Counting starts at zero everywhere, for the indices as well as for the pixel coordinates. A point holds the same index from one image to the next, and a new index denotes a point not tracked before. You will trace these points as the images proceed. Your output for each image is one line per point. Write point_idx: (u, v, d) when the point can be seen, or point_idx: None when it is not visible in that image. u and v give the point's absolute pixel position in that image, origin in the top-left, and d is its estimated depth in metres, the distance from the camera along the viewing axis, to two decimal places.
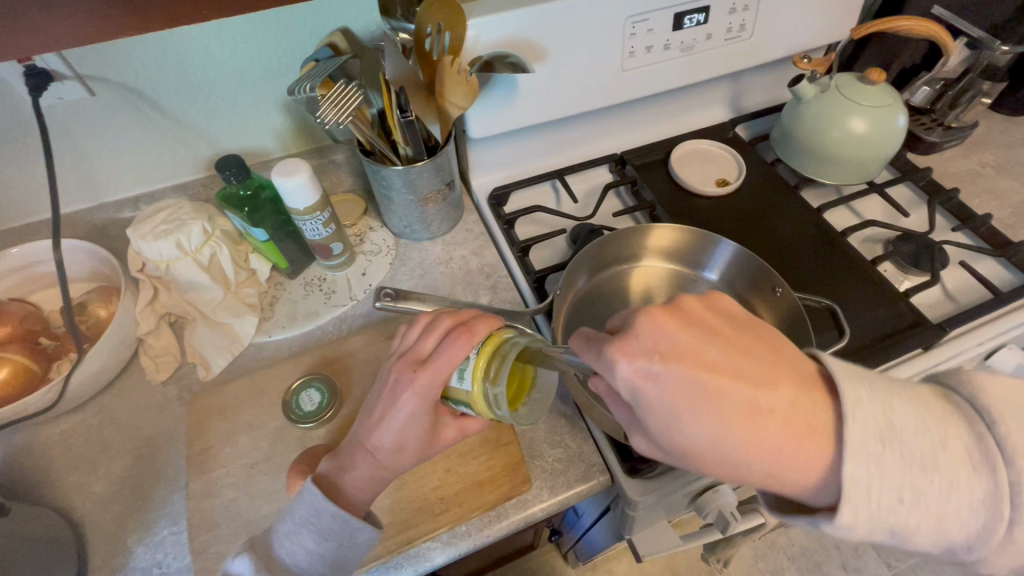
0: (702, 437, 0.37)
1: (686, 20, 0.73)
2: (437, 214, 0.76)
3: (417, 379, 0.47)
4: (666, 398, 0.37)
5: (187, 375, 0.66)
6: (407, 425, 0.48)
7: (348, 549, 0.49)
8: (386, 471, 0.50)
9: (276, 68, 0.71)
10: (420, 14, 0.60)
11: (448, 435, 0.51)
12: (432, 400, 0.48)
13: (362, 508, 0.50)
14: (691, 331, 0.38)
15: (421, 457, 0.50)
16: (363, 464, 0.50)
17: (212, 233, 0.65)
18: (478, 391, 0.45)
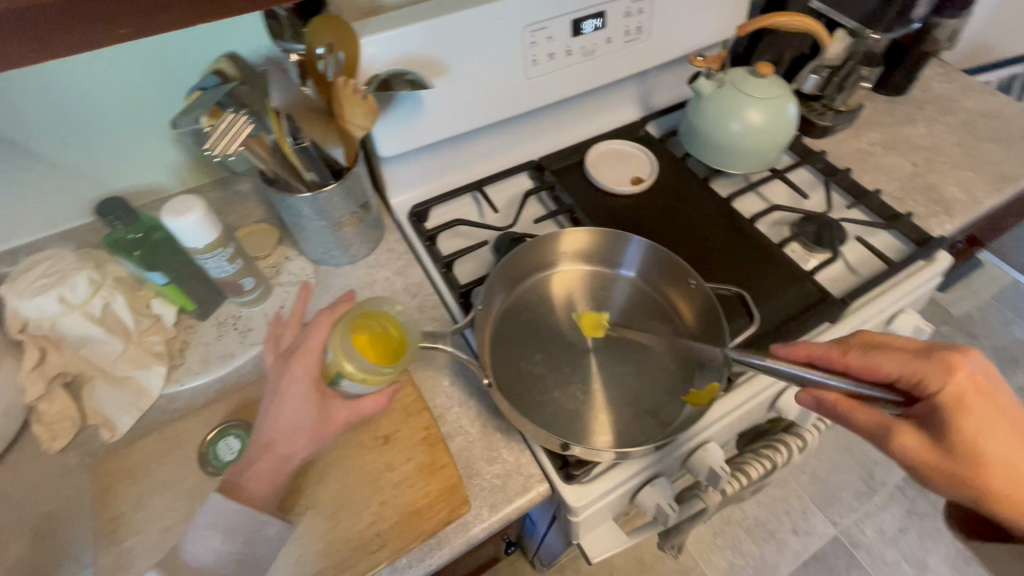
0: (963, 443, 0.42)
1: (583, 25, 0.74)
2: (355, 237, 0.73)
3: (298, 355, 0.52)
4: (996, 402, 0.42)
5: (91, 438, 0.61)
6: (297, 408, 0.50)
7: (257, 545, 0.49)
8: (285, 462, 0.51)
9: (161, 98, 0.67)
10: (309, 36, 0.59)
11: (340, 417, 0.51)
12: (315, 377, 0.51)
13: (270, 504, 0.51)
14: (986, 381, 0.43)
15: (317, 445, 0.51)
16: (263, 459, 0.50)
17: (101, 283, 0.61)
18: (348, 363, 0.52)
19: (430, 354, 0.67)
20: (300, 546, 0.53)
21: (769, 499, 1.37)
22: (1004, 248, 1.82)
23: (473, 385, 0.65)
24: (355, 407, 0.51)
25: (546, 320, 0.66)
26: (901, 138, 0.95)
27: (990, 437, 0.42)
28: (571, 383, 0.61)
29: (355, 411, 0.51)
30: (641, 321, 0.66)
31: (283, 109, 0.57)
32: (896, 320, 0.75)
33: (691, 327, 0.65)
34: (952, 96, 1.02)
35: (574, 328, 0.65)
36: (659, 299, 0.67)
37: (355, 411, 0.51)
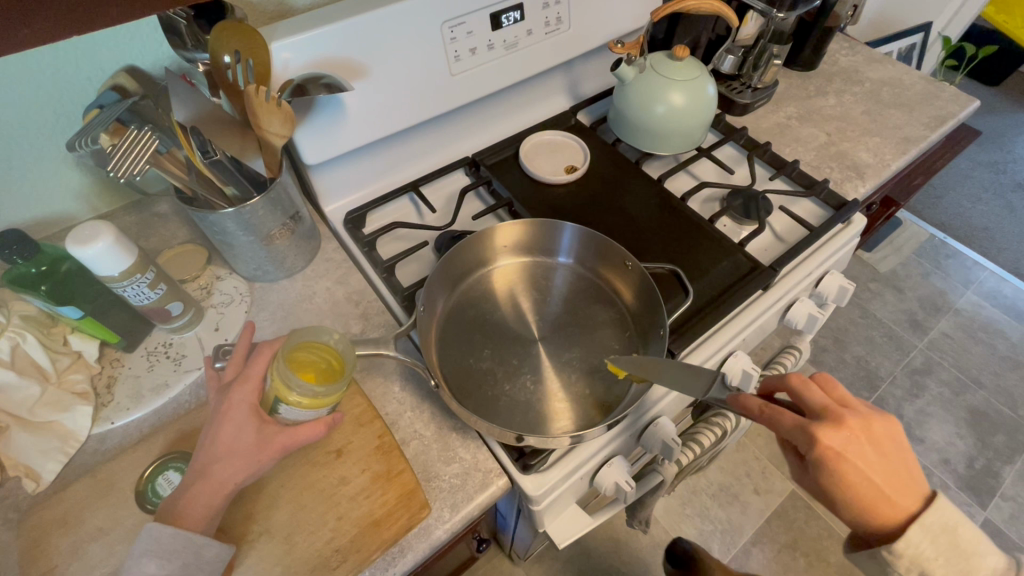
0: (820, 488, 0.52)
1: (503, 18, 0.74)
2: (289, 249, 0.71)
3: (238, 382, 0.52)
4: (843, 463, 0.49)
5: (12, 491, 0.56)
6: (236, 430, 0.50)
7: (197, 568, 0.47)
8: (222, 487, 0.49)
9: (58, 119, 0.63)
10: (212, 42, 0.54)
11: (278, 444, 0.50)
12: (258, 403, 0.52)
13: (209, 526, 0.49)
14: (837, 445, 0.49)
15: (252, 468, 0.50)
16: (199, 486, 0.49)
17: (7, 324, 0.59)
18: (289, 388, 0.50)
19: (378, 361, 0.66)
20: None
21: (730, 464, 1.43)
22: (920, 206, 1.97)
23: (426, 387, 0.64)
24: (291, 436, 0.51)
25: (491, 315, 0.66)
26: (815, 110, 1.01)
27: (843, 492, 0.50)
28: (521, 375, 0.61)
29: (289, 438, 0.51)
30: (584, 306, 0.67)
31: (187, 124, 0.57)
32: (822, 282, 0.80)
33: (632, 307, 0.66)
34: (857, 68, 1.08)
35: (519, 320, 0.66)
36: (600, 284, 0.69)
37: (289, 443, 0.51)
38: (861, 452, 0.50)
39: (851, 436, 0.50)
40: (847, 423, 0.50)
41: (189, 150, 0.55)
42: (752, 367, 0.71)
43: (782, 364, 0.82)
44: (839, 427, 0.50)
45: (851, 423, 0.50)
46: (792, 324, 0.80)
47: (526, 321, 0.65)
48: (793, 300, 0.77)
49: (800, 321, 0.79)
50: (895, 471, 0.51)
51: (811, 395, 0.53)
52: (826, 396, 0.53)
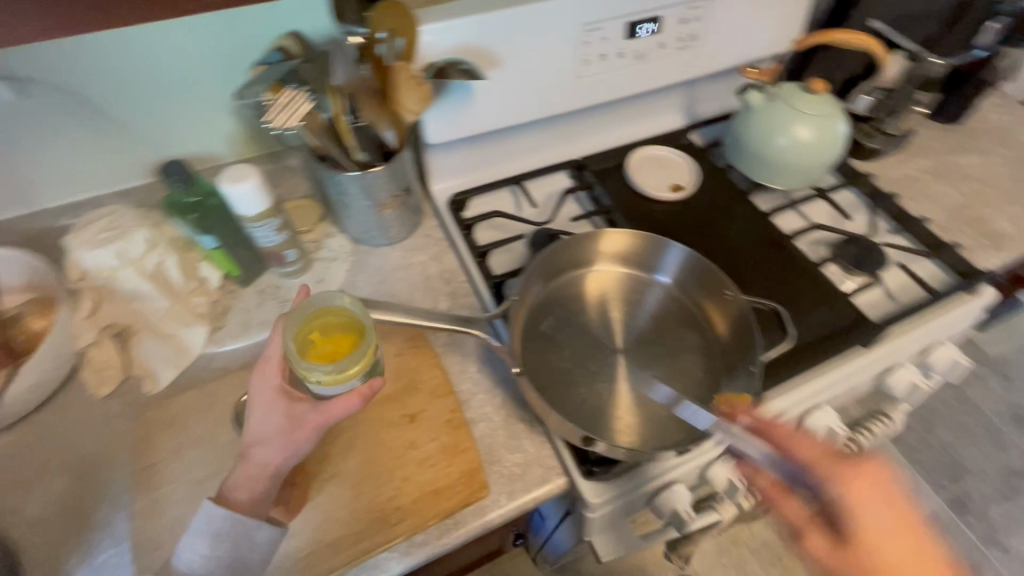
0: (860, 542, 0.46)
1: (638, 29, 0.74)
2: (395, 220, 0.75)
3: (260, 364, 0.53)
4: (896, 513, 0.46)
5: (133, 388, 0.64)
6: (265, 412, 0.51)
7: (247, 549, 0.49)
8: (263, 468, 0.50)
9: (228, 70, 0.68)
10: (373, 17, 0.59)
11: (310, 420, 0.50)
12: (283, 386, 0.52)
13: (262, 509, 0.51)
14: (859, 490, 0.46)
15: (291, 448, 0.50)
16: (242, 468, 0.50)
17: (156, 241, 0.64)
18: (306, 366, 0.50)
19: (458, 340, 0.69)
20: (322, 512, 0.55)
21: (778, 523, 1.35)
22: None
23: (503, 373, 0.66)
24: (322, 411, 0.49)
25: (577, 318, 0.66)
26: (953, 167, 0.93)
27: (860, 554, 0.46)
28: (597, 382, 0.61)
29: (322, 414, 0.49)
30: (671, 327, 0.66)
31: (342, 87, 0.60)
32: (933, 352, 0.73)
33: (723, 338, 0.64)
34: (1010, 128, 0.99)
35: (604, 328, 0.65)
36: (691, 307, 0.67)
37: (322, 415, 0.50)
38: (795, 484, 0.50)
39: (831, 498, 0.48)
40: (869, 473, 0.47)
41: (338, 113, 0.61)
42: (838, 426, 0.68)
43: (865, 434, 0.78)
44: (862, 472, 0.47)
45: (874, 472, 0.47)
46: (890, 390, 0.74)
47: (611, 331, 0.65)
48: (897, 365, 0.71)
49: (900, 389, 0.73)
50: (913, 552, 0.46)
51: (801, 447, 0.49)
52: (812, 447, 0.49)
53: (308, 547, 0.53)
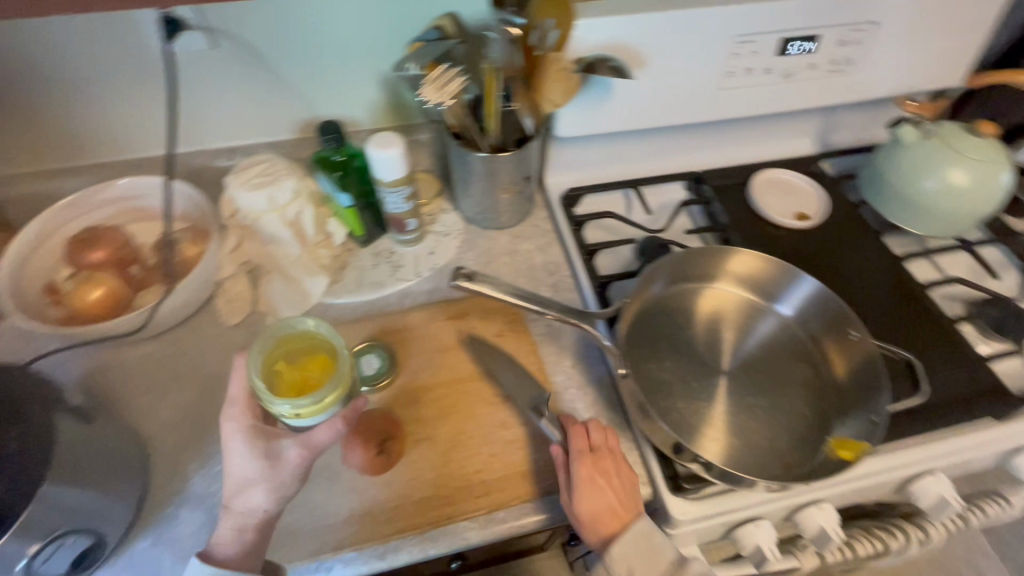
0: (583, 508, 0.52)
1: (792, 46, 0.71)
2: (510, 205, 0.77)
3: (225, 410, 0.52)
4: (600, 486, 0.53)
5: (256, 322, 0.70)
6: (240, 459, 0.51)
7: None
8: (248, 516, 0.51)
9: (388, 44, 0.71)
10: (534, 8, 0.61)
11: (291, 457, 0.51)
12: (257, 423, 0.52)
13: (256, 560, 0.51)
14: (594, 464, 0.54)
15: (275, 492, 0.51)
16: (224, 520, 0.51)
17: (301, 192, 0.68)
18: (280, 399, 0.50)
19: (556, 332, 0.69)
20: (412, 470, 0.57)
21: None
22: None
23: (599, 372, 0.66)
24: (309, 439, 0.51)
25: (684, 332, 0.64)
26: None
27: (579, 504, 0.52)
28: (697, 399, 0.60)
29: (311, 446, 0.51)
30: (782, 359, 0.63)
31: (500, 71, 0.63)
32: None
33: (841, 381, 0.61)
34: None
35: (710, 347, 0.64)
36: (805, 341, 0.64)
37: (308, 443, 0.51)
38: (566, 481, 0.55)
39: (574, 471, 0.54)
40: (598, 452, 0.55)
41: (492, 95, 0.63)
42: (952, 496, 0.61)
43: (982, 510, 0.71)
44: (598, 455, 0.55)
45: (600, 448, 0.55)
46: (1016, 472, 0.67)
47: (717, 351, 0.63)
48: None
49: None
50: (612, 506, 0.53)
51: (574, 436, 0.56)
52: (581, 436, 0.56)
53: (398, 500, 0.56)
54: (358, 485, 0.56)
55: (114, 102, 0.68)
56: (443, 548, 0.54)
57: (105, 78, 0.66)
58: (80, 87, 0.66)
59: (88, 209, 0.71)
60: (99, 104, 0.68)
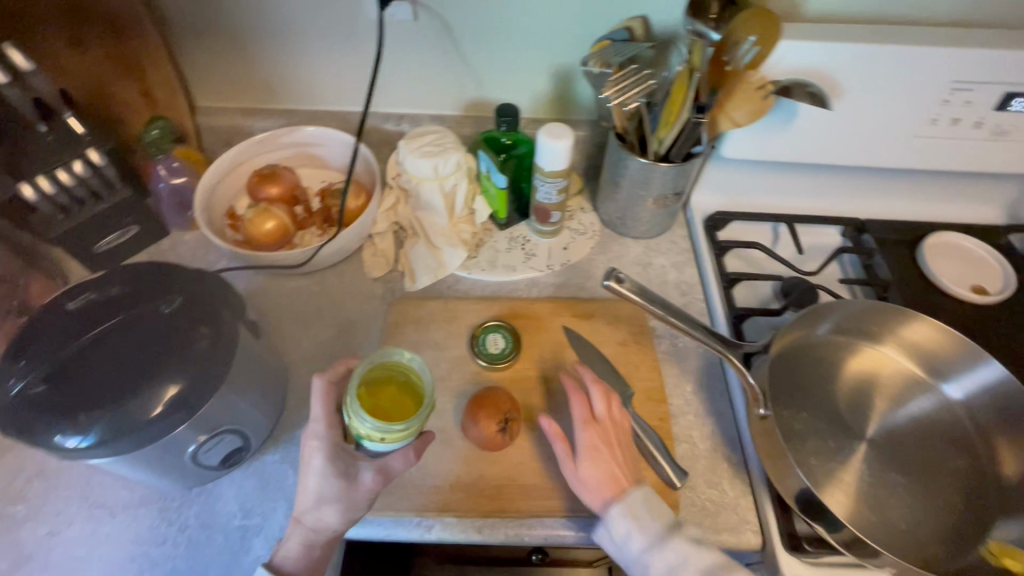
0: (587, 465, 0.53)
1: (1016, 102, 0.64)
2: (654, 217, 0.76)
3: (308, 428, 0.52)
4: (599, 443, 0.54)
5: (394, 280, 0.74)
6: (317, 478, 0.50)
7: None
8: (318, 533, 0.51)
9: (572, 40, 0.72)
10: (736, 23, 0.59)
11: (367, 483, 0.51)
12: (335, 443, 0.51)
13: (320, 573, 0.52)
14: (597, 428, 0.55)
15: (346, 513, 0.51)
16: (295, 532, 0.51)
17: (463, 167, 0.70)
18: (366, 418, 0.46)
19: (680, 354, 0.67)
20: (521, 455, 0.58)
21: None
22: None
23: (721, 406, 0.63)
24: (385, 467, 0.51)
25: (828, 387, 0.60)
26: None
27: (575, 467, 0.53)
28: (832, 462, 0.55)
29: (386, 470, 0.51)
30: (937, 443, 0.58)
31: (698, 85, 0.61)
32: None
33: (1009, 484, 0.54)
34: None
35: (855, 410, 0.59)
36: (969, 428, 0.58)
37: (383, 470, 0.51)
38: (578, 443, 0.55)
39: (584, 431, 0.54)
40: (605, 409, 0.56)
41: (680, 107, 0.63)
42: None
43: None
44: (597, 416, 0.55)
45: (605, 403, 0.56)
46: None
47: (862, 416, 0.58)
48: None
49: None
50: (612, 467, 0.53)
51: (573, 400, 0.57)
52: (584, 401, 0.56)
53: (505, 480, 0.57)
54: (469, 455, 0.58)
55: (314, 58, 0.75)
56: (539, 538, 0.55)
57: (313, 36, 0.72)
58: (291, 40, 0.73)
59: (272, 149, 0.78)
60: (300, 58, 0.75)
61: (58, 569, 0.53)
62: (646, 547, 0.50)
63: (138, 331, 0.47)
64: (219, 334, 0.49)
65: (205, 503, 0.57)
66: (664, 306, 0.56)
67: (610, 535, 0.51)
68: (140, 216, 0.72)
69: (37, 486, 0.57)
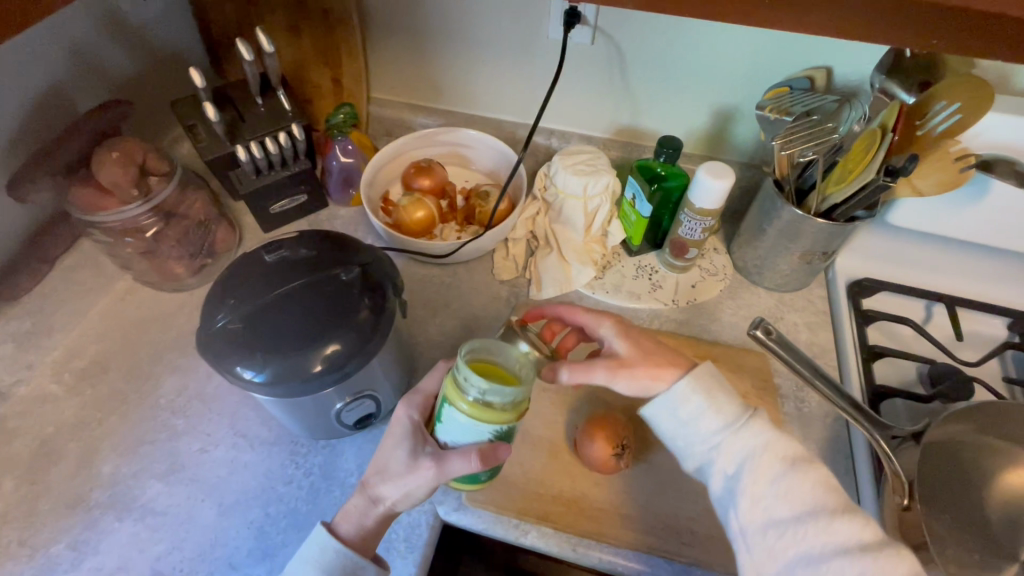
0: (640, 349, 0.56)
1: None
2: (794, 273, 0.73)
3: (408, 396, 0.52)
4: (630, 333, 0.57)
5: (520, 286, 0.77)
6: (395, 446, 0.50)
7: None
8: (376, 506, 0.51)
9: (743, 82, 0.71)
10: (936, 87, 0.56)
11: (424, 472, 0.47)
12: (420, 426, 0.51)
13: (371, 548, 0.52)
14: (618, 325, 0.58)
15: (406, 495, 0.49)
16: (357, 498, 0.51)
17: (609, 191, 0.72)
18: (472, 378, 0.41)
19: (803, 419, 0.64)
20: (627, 484, 0.59)
21: None
22: None
23: (844, 485, 0.60)
24: (441, 462, 0.46)
25: (981, 494, 0.54)
26: None
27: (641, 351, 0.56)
28: None
29: (444, 470, 0.46)
30: None
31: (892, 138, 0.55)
32: None
33: None
34: None
35: (1009, 526, 0.53)
36: None
37: (439, 465, 0.47)
38: (699, 378, 0.53)
39: (611, 374, 0.53)
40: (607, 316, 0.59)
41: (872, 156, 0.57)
42: None
43: None
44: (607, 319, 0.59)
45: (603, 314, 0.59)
46: None
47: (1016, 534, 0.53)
48: None
49: None
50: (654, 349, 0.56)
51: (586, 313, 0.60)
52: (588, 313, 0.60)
53: (606, 504, 0.57)
54: (575, 471, 0.59)
55: (485, 68, 0.79)
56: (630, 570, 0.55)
57: (491, 48, 0.77)
58: (470, 49, 0.78)
59: (428, 145, 0.83)
60: (473, 66, 0.80)
61: (204, 482, 0.60)
62: (725, 423, 0.50)
63: (318, 292, 0.52)
64: (378, 307, 0.53)
65: (329, 456, 0.62)
66: (810, 367, 0.54)
67: (678, 412, 0.52)
68: (311, 187, 0.79)
69: (196, 406, 0.65)
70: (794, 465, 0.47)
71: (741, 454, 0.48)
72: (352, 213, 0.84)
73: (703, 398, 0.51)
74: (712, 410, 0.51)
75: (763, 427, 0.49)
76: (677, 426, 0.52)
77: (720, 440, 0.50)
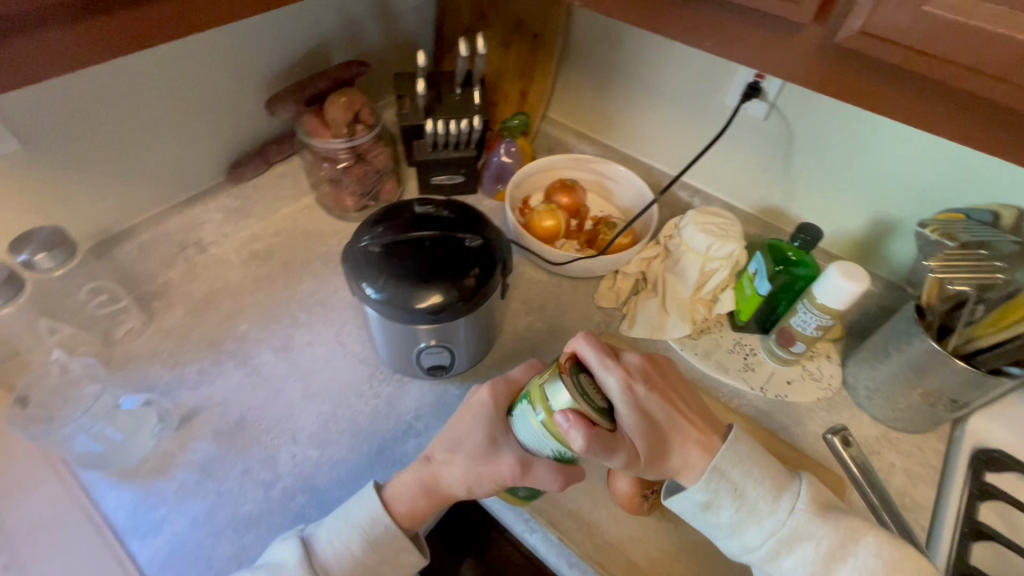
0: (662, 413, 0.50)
1: None
2: (910, 410, 0.66)
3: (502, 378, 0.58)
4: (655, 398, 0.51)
5: (614, 317, 0.80)
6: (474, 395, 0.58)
7: (387, 561, 0.52)
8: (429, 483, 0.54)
9: (916, 196, 0.67)
10: None
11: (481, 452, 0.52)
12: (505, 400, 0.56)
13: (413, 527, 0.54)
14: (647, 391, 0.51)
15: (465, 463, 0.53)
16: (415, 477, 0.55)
17: (732, 258, 0.73)
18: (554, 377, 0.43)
19: None
20: (643, 533, 0.58)
21: None
22: None
23: None
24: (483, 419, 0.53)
25: None
26: None
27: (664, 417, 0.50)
28: None
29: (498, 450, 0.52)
30: None
31: None
32: None
33: None
34: None
35: None
36: None
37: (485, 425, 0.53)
38: (724, 472, 0.49)
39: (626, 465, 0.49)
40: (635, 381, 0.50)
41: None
42: None
43: None
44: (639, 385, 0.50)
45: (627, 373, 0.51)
46: None
47: None
48: None
49: None
50: (666, 412, 0.51)
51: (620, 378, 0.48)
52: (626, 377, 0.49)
53: (616, 541, 0.57)
54: (598, 498, 0.60)
55: (655, 115, 0.85)
56: None
57: (668, 99, 0.82)
58: (647, 95, 0.84)
59: (579, 168, 0.91)
60: (645, 111, 0.86)
61: (300, 369, 0.72)
62: (761, 530, 0.48)
63: (442, 246, 0.61)
64: (484, 277, 0.60)
65: (397, 391, 0.70)
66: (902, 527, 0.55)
67: (705, 508, 0.50)
68: (469, 172, 0.91)
69: (318, 310, 0.79)
70: (856, 568, 0.45)
71: (792, 559, 0.47)
72: (494, 205, 0.95)
73: (730, 498, 0.48)
74: (743, 513, 0.48)
75: (805, 520, 0.47)
76: (707, 526, 0.50)
77: (765, 541, 0.48)
